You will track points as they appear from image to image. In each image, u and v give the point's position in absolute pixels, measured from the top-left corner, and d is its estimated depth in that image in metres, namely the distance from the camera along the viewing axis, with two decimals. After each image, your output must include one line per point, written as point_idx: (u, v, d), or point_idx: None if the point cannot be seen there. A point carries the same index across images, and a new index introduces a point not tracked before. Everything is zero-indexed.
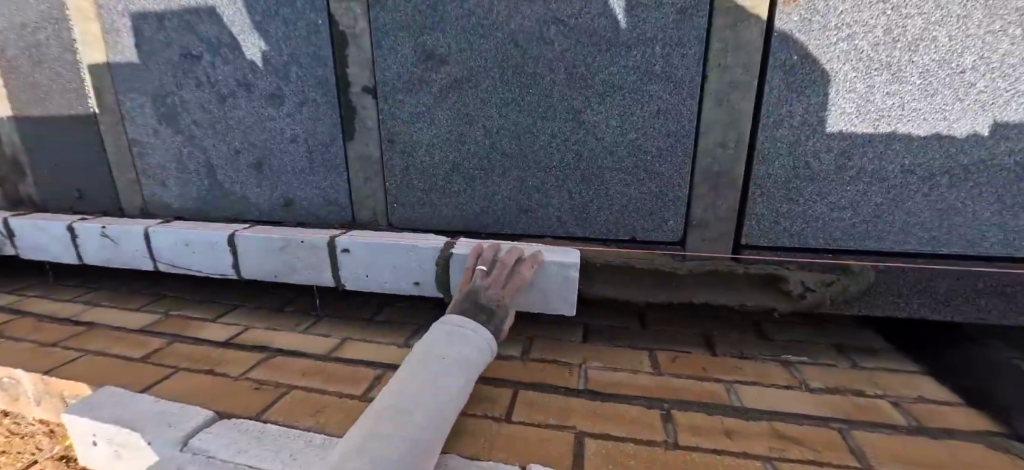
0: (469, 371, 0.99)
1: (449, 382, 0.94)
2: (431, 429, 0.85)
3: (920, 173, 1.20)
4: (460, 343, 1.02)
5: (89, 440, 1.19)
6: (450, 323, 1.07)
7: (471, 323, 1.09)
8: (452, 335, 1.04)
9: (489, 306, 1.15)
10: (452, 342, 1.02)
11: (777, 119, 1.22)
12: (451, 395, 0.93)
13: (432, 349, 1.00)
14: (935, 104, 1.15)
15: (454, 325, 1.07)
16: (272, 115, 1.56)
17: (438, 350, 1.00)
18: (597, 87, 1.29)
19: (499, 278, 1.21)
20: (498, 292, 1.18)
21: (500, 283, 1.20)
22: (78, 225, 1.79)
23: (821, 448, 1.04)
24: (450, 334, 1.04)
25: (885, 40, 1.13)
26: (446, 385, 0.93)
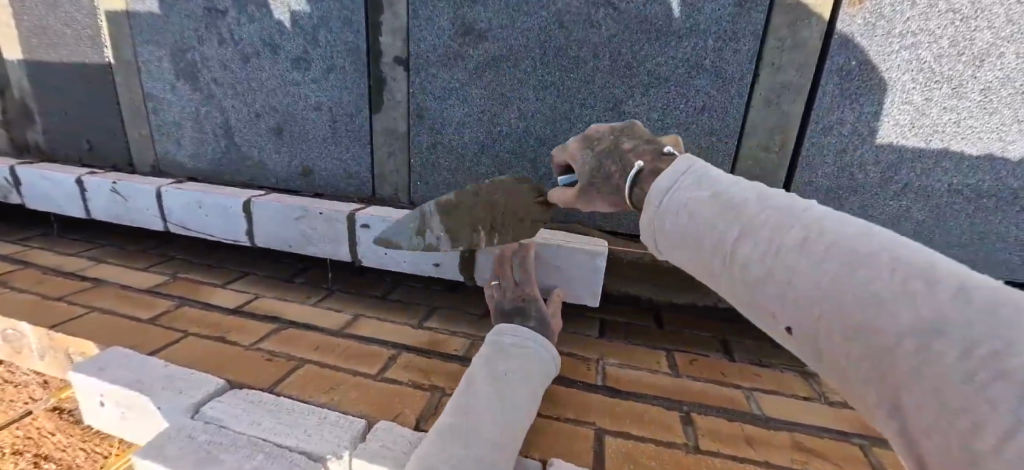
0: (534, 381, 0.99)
1: (514, 394, 0.93)
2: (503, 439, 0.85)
3: (967, 193, 1.17)
4: (518, 358, 1.01)
5: (95, 400, 1.16)
6: (507, 333, 1.08)
7: (530, 334, 1.09)
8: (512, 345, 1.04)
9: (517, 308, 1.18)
10: (511, 352, 1.02)
11: (826, 126, 1.18)
12: (518, 406, 0.92)
13: (493, 359, 1.00)
14: (992, 123, 1.11)
15: (514, 336, 1.07)
16: (296, 80, 1.50)
17: (498, 359, 1.01)
18: (642, 77, 1.23)
19: (505, 284, 1.25)
20: (517, 293, 1.22)
21: (508, 285, 1.24)
22: (87, 178, 1.73)
23: (842, 464, 1.03)
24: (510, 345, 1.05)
25: (950, 52, 1.08)
26: (512, 394, 0.93)
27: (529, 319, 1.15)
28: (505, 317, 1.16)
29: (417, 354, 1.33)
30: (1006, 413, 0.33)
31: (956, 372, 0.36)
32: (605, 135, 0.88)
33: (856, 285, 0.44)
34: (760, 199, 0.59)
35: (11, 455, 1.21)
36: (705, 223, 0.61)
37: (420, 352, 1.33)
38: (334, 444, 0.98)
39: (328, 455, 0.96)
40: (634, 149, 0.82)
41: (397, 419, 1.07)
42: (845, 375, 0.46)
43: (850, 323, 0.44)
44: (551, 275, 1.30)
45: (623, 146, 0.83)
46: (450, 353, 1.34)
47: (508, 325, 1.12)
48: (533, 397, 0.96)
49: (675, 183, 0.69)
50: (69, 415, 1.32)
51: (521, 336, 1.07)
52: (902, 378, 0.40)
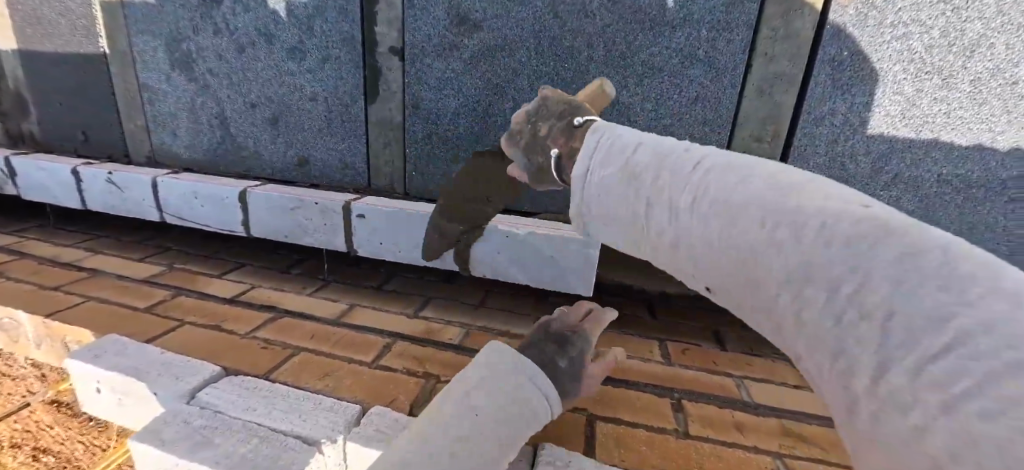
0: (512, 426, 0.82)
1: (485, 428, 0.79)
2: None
3: (957, 183, 1.18)
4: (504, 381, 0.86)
5: (92, 387, 1.17)
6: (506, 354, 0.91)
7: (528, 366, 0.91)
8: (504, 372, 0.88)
9: (562, 335, 1.04)
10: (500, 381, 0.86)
11: (818, 116, 1.19)
12: (486, 444, 0.77)
13: (478, 384, 0.85)
14: (981, 114, 1.12)
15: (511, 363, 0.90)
16: (292, 70, 1.50)
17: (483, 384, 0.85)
18: (636, 67, 1.24)
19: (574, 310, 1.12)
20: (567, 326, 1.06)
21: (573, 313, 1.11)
22: (82, 169, 1.73)
23: (830, 449, 1.04)
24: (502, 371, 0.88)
25: (941, 43, 1.09)
26: (482, 437, 0.77)
27: (567, 356, 1.00)
28: (541, 344, 1.01)
29: (412, 343, 1.34)
30: (885, 350, 0.41)
31: (831, 318, 0.45)
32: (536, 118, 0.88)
33: (753, 244, 0.52)
34: (661, 163, 0.64)
35: (9, 448, 1.23)
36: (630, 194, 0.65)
37: (416, 341, 1.35)
38: (328, 428, 0.99)
39: (322, 439, 0.97)
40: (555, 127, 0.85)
41: (392, 405, 1.08)
42: (762, 316, 0.55)
43: (762, 280, 0.52)
44: (545, 264, 1.31)
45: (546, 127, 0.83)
46: (445, 342, 1.35)
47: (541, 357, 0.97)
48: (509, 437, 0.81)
49: (589, 163, 0.72)
50: (66, 408, 1.32)
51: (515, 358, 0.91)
52: (809, 326, 0.48)
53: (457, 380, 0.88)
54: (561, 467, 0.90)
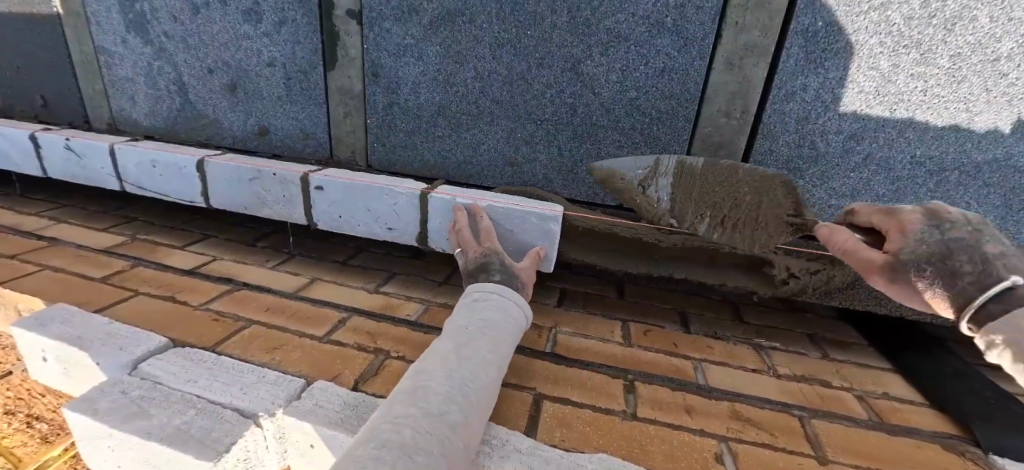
0: (499, 343, 0.99)
1: (477, 359, 0.93)
2: (458, 406, 0.83)
3: (929, 166, 1.13)
4: (487, 320, 1.02)
5: (38, 356, 1.16)
6: (476, 290, 1.09)
7: (499, 287, 1.11)
8: (480, 303, 1.06)
9: (481, 264, 1.16)
10: (478, 312, 1.04)
11: (790, 92, 1.13)
12: (481, 370, 0.92)
13: (467, 321, 1.01)
14: (959, 92, 1.06)
15: (482, 294, 1.08)
16: (248, 33, 1.43)
17: (460, 321, 1.02)
18: (601, 36, 1.18)
19: (467, 242, 1.21)
20: (478, 252, 1.19)
21: (471, 244, 1.21)
22: (40, 135, 1.68)
23: (778, 433, 1.03)
24: (478, 304, 1.06)
25: (921, 14, 1.01)
26: (472, 363, 0.92)
27: (494, 273, 1.14)
28: (470, 277, 1.15)
29: (368, 318, 1.32)
30: None
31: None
32: (959, 222, 0.93)
33: None
34: None
35: (5, 414, 1.25)
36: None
37: (372, 316, 1.32)
38: (268, 401, 0.97)
39: (260, 412, 0.96)
40: (1002, 259, 0.86)
41: (336, 379, 1.06)
42: None
43: None
44: (504, 240, 1.28)
45: (987, 248, 0.88)
46: (401, 317, 1.33)
47: (473, 282, 1.13)
48: (496, 362, 0.95)
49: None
50: None
51: (489, 294, 1.08)
52: None
53: (451, 323, 1.03)
54: (495, 446, 0.89)
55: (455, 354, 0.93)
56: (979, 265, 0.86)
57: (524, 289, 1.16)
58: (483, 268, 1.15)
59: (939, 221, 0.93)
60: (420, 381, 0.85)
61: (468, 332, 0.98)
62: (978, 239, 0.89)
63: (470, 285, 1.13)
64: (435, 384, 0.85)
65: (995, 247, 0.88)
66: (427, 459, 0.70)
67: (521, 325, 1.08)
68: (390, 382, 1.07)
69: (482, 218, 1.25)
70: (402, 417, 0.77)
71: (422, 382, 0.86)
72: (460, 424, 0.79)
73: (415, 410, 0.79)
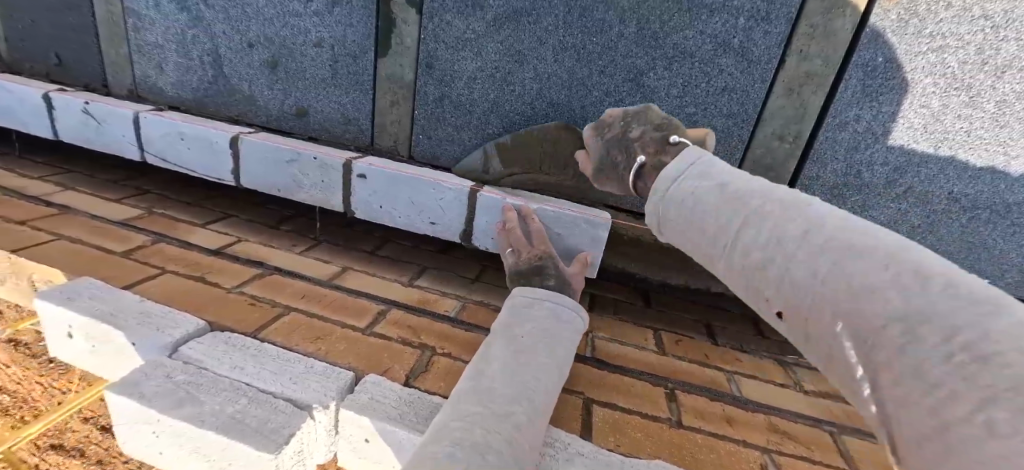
0: (554, 346, 0.97)
1: (536, 361, 0.92)
2: (523, 409, 0.82)
3: (965, 203, 1.19)
4: (540, 321, 1.00)
5: (64, 332, 1.09)
6: (523, 293, 1.08)
7: (549, 291, 1.09)
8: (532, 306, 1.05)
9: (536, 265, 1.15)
10: (530, 315, 1.02)
11: (843, 121, 1.18)
12: (541, 373, 0.90)
13: (519, 320, 1.01)
14: (1001, 136, 1.12)
15: (532, 299, 1.07)
16: (297, 10, 1.38)
17: (514, 321, 1.01)
18: (666, 50, 1.19)
19: (519, 245, 1.21)
20: (531, 253, 1.18)
21: (524, 248, 1.21)
22: (55, 96, 1.58)
23: (814, 447, 1.07)
24: (528, 306, 1.04)
25: (974, 59, 1.07)
26: (532, 365, 0.90)
27: (549, 277, 1.13)
28: (524, 278, 1.14)
29: (407, 312, 1.30)
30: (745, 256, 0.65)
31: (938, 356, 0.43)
32: (618, 121, 1.06)
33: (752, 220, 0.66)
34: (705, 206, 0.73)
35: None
36: (711, 202, 0.72)
37: (411, 310, 1.31)
38: (321, 394, 0.95)
39: (314, 404, 0.93)
40: (639, 139, 0.98)
41: (386, 374, 1.05)
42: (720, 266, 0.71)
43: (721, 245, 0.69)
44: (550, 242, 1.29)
45: (631, 134, 1.00)
46: (441, 313, 1.32)
47: (525, 284, 1.13)
48: (556, 365, 0.94)
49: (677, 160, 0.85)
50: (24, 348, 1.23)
51: (541, 295, 1.07)
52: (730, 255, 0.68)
53: (504, 321, 1.02)
54: (559, 448, 0.90)
55: (513, 356, 0.92)
56: (625, 154, 1.00)
57: (575, 294, 1.16)
58: (536, 269, 1.15)
59: (602, 130, 1.07)
60: (482, 383, 0.86)
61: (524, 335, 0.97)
62: (626, 129, 1.02)
63: (518, 286, 1.13)
64: (497, 386, 0.85)
65: (636, 132, 1.00)
66: (498, 460, 0.70)
67: (577, 329, 1.05)
68: (442, 379, 1.07)
69: (532, 218, 1.25)
70: (470, 416, 0.78)
71: (482, 384, 0.86)
72: (524, 425, 0.79)
73: (480, 412, 0.79)
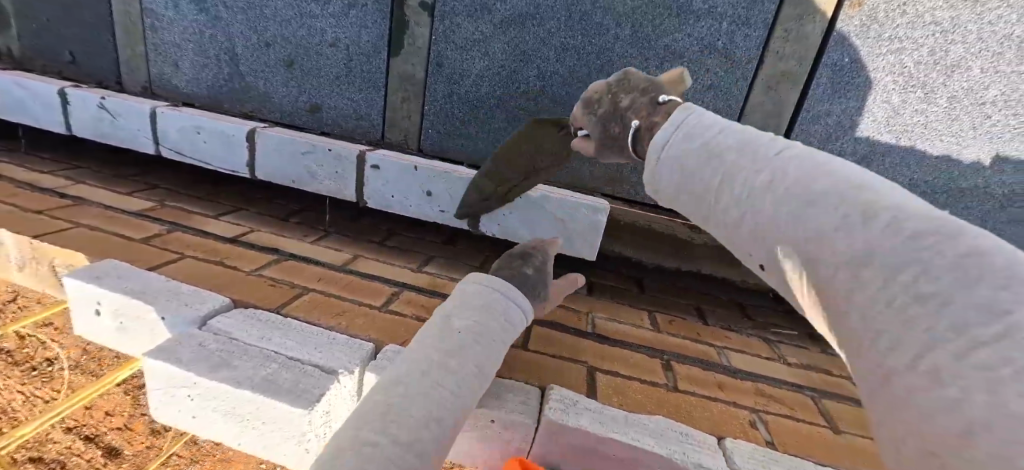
0: (491, 350, 0.80)
1: (465, 367, 0.74)
2: (437, 432, 0.65)
3: (925, 189, 1.33)
4: (482, 317, 0.83)
5: (91, 310, 1.13)
6: (480, 283, 0.92)
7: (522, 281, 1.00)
8: (476, 298, 0.87)
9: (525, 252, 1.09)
10: (476, 307, 0.85)
11: (816, 115, 1.31)
12: (468, 383, 0.73)
13: (456, 312, 0.84)
14: (953, 128, 1.27)
15: (485, 290, 0.90)
16: (314, 12, 1.48)
17: (451, 315, 0.83)
18: (658, 51, 1.32)
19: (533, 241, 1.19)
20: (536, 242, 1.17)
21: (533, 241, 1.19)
22: (71, 91, 1.63)
23: (796, 408, 1.18)
24: (478, 296, 0.88)
25: (927, 60, 1.22)
26: (463, 372, 0.74)
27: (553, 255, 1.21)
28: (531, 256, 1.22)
29: (419, 293, 1.38)
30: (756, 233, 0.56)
31: (882, 300, 0.41)
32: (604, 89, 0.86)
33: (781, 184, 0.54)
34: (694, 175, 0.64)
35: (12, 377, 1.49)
36: (701, 168, 0.64)
37: (422, 291, 1.38)
38: (346, 360, 1.01)
39: (340, 369, 0.99)
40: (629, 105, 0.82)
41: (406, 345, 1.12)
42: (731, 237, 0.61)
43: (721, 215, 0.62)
44: (554, 227, 1.39)
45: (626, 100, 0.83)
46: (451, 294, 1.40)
47: (477, 272, 0.96)
48: (487, 373, 0.78)
49: (671, 133, 0.70)
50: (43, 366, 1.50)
51: (492, 289, 0.90)
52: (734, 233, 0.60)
53: (441, 312, 0.85)
54: (568, 404, 0.98)
55: (442, 359, 0.73)
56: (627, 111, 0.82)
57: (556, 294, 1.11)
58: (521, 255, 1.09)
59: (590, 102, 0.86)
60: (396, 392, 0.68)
61: (459, 335, 0.78)
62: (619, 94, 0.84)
63: (467, 276, 0.95)
64: (414, 396, 0.67)
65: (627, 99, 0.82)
66: None
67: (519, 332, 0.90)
68: None
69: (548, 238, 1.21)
70: (370, 440, 0.60)
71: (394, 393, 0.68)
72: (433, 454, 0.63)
73: (383, 434, 0.61)
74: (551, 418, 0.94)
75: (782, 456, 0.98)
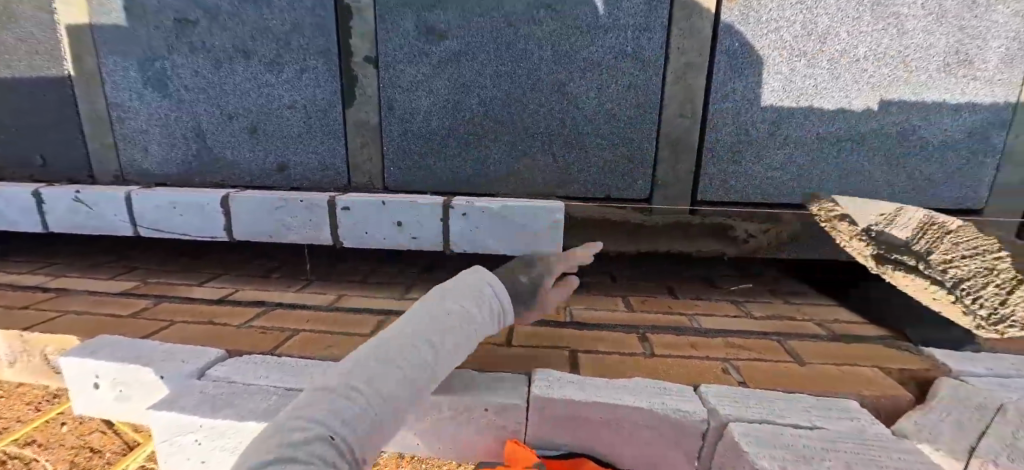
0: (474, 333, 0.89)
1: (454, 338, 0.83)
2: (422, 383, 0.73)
3: (830, 140, 1.52)
4: (471, 301, 0.93)
5: (89, 384, 1.17)
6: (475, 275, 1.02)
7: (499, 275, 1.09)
8: (471, 286, 0.97)
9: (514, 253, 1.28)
10: (469, 300, 0.92)
11: (724, 94, 1.50)
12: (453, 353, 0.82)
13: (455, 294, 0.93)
14: (839, 85, 1.47)
15: (477, 280, 1.00)
16: (270, 81, 1.62)
17: (449, 293, 0.92)
18: (579, 64, 1.50)
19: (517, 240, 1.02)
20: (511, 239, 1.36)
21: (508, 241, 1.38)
22: (45, 191, 1.71)
23: (764, 351, 1.29)
24: (468, 285, 0.97)
25: (802, 33, 1.43)
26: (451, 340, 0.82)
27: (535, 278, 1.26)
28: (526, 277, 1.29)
29: None
30: None
31: None
32: None
33: None
34: None
35: None
36: None
37: None
38: None
39: None
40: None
41: None
42: None
43: None
44: (517, 232, 1.51)
45: None
46: None
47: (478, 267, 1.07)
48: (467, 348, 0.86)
49: None
50: None
51: (484, 284, 1.00)
52: None
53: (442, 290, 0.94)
54: (552, 381, 1.07)
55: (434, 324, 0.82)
56: None
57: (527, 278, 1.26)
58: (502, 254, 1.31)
59: None
60: (398, 342, 0.75)
61: (452, 308, 0.87)
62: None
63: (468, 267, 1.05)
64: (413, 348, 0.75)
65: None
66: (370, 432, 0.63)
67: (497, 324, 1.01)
68: None
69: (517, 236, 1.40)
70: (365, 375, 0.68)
71: (393, 340, 0.76)
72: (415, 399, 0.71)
73: (367, 373, 0.68)
74: (536, 395, 1.02)
75: (753, 392, 1.07)
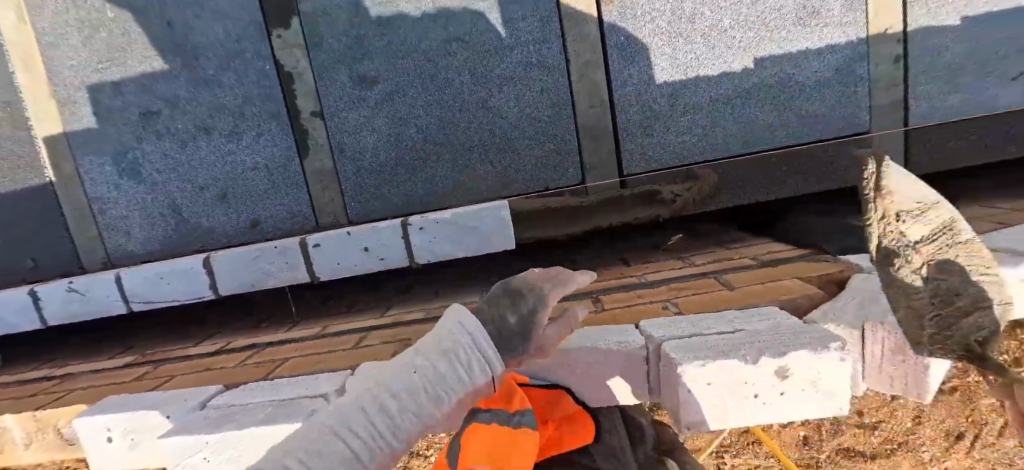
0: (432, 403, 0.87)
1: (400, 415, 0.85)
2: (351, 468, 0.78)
3: (722, 100, 1.75)
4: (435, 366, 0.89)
5: (102, 438, 1.27)
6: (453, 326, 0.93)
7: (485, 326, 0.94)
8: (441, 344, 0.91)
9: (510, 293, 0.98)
10: (434, 354, 0.90)
11: (623, 80, 1.73)
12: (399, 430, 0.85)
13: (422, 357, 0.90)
14: (717, 54, 1.72)
15: (453, 331, 0.92)
16: (232, 149, 1.83)
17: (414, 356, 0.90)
18: (494, 80, 1.74)
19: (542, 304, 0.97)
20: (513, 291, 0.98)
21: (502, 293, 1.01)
22: (40, 288, 1.84)
23: (701, 287, 1.45)
24: (440, 342, 0.91)
25: (673, 19, 1.69)
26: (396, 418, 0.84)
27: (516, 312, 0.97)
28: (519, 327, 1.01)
29: (384, 327, 1.59)
30: None
31: None
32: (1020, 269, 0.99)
33: None
34: None
35: None
36: None
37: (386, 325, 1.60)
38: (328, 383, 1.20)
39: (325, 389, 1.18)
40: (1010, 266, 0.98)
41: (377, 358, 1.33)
42: None
43: None
44: (471, 234, 1.68)
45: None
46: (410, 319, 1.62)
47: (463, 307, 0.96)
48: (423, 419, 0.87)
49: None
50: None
51: (459, 340, 0.91)
52: None
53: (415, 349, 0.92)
54: None
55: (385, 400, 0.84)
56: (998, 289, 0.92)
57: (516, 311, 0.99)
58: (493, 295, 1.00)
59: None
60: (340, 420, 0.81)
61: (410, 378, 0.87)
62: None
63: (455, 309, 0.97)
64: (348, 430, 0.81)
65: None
66: None
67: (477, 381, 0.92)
68: None
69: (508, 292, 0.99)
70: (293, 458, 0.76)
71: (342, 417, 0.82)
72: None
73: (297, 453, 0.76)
74: None
75: (686, 316, 1.23)
